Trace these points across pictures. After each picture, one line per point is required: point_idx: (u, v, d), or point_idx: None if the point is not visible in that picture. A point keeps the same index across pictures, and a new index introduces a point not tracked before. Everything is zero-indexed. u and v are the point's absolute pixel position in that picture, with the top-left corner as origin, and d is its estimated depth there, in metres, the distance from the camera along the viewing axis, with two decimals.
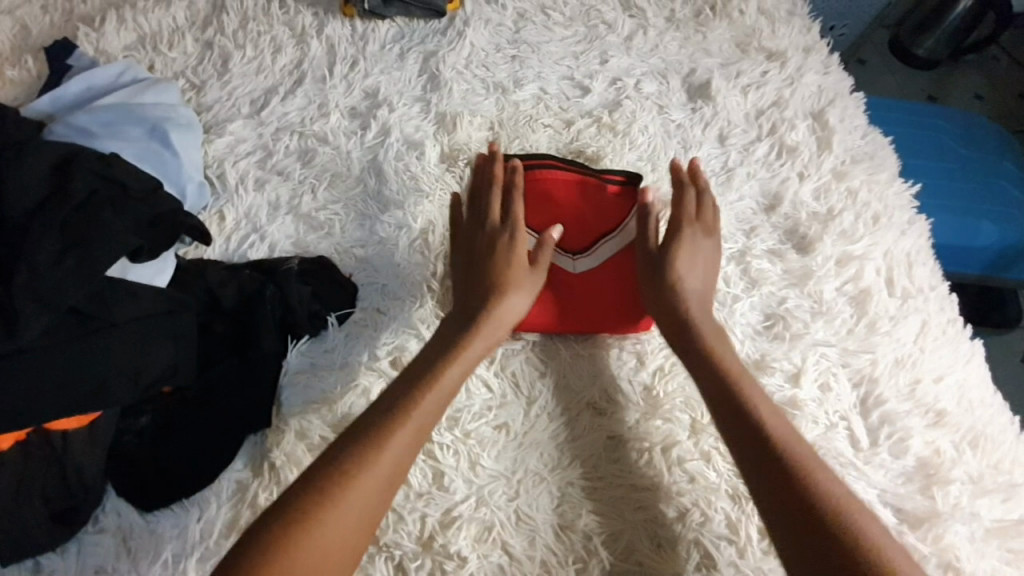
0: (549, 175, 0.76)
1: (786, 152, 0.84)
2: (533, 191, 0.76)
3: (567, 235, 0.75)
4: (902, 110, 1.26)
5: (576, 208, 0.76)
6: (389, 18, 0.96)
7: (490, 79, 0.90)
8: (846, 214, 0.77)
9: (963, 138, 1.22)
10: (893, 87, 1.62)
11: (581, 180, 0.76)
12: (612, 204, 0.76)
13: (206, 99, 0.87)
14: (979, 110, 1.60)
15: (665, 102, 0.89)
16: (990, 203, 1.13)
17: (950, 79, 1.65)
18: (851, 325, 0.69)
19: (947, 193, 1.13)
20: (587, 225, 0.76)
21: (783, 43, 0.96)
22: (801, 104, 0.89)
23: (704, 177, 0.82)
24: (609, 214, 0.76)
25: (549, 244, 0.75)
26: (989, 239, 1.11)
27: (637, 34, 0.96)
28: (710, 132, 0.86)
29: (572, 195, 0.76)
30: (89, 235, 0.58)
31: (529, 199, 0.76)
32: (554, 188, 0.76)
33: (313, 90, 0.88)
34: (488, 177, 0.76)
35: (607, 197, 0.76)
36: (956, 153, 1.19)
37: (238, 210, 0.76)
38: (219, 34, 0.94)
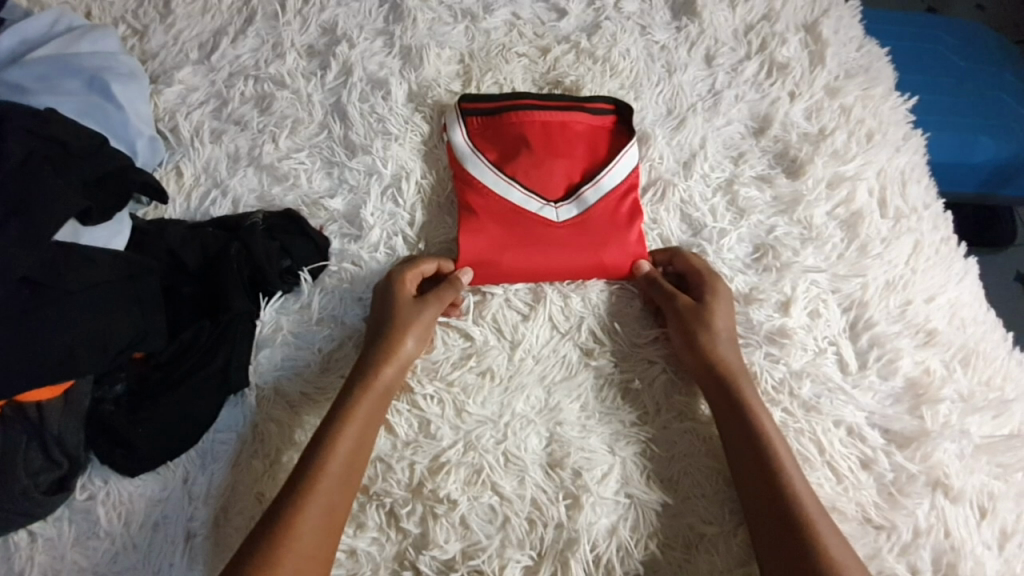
0: (525, 116, 0.72)
1: (777, 70, 0.79)
2: (509, 135, 0.72)
3: (547, 180, 0.70)
4: (904, 20, 1.18)
5: (555, 150, 0.71)
6: None
7: (457, 5, 0.83)
8: (839, 133, 0.74)
9: (963, 49, 1.16)
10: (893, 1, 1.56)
11: (559, 120, 0.72)
12: (594, 146, 0.72)
13: (151, 45, 0.80)
14: (982, 20, 1.56)
15: (647, 22, 0.83)
16: (989, 116, 1.08)
17: None
18: (842, 249, 0.67)
19: (943, 109, 1.08)
20: (570, 167, 0.71)
21: None
22: (793, 17, 0.82)
23: (690, 103, 0.77)
24: (590, 155, 0.72)
25: (529, 192, 0.69)
26: (987, 155, 1.07)
27: None
28: (695, 53, 0.81)
29: (550, 136, 0.72)
30: (32, 200, 0.54)
31: (506, 142, 0.71)
32: (531, 129, 0.72)
33: (265, 29, 0.81)
34: (462, 123, 0.72)
35: (584, 140, 0.72)
36: (955, 66, 1.13)
37: (196, 165, 0.72)
38: None
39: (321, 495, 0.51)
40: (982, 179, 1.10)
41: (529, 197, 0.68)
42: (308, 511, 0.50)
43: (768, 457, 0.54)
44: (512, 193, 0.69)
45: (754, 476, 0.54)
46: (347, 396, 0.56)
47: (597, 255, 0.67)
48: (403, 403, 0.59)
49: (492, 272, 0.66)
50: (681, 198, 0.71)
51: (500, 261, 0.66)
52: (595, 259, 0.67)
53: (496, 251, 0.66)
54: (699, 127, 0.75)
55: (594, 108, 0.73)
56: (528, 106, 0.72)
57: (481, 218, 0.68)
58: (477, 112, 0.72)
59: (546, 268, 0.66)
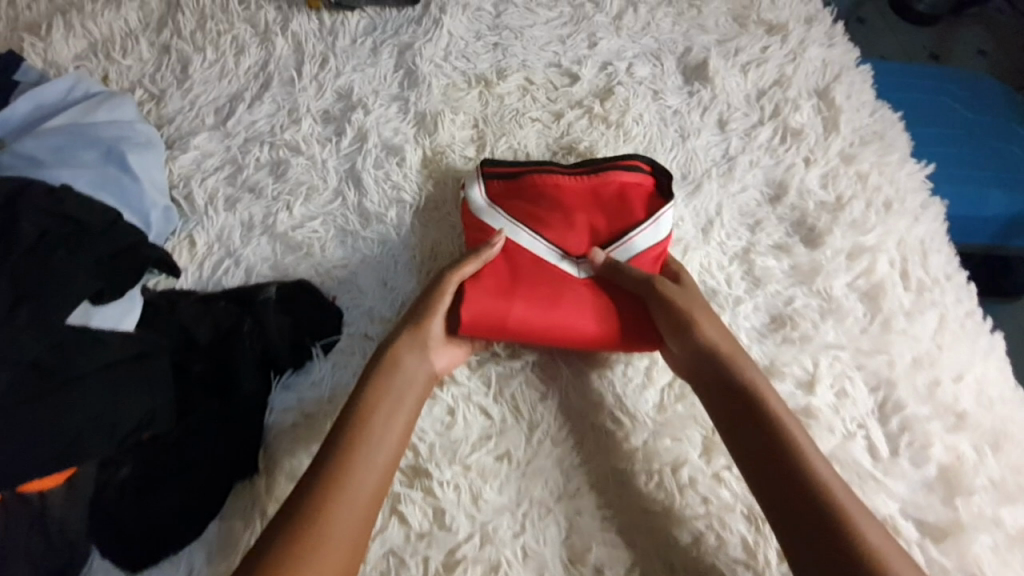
0: (551, 180, 0.71)
1: (791, 136, 0.79)
2: (532, 197, 0.71)
3: (568, 241, 0.70)
4: (912, 74, 1.20)
5: (580, 212, 0.70)
6: (358, 7, 0.88)
7: (471, 71, 0.84)
8: (856, 202, 0.73)
9: (970, 100, 1.16)
10: (895, 48, 1.62)
11: (582, 183, 0.71)
12: (623, 206, 0.71)
13: (167, 110, 0.81)
14: (983, 68, 1.60)
15: (660, 87, 0.84)
16: (1000, 169, 1.08)
17: (952, 34, 1.65)
18: (865, 323, 0.66)
19: (953, 162, 1.08)
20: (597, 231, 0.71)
21: (784, 15, 0.89)
22: (804, 82, 0.83)
23: (704, 169, 0.77)
24: (619, 214, 0.70)
25: (552, 247, 0.69)
26: (999, 208, 1.06)
27: (628, 12, 0.90)
28: (709, 118, 0.81)
29: (577, 197, 0.71)
30: (45, 287, 0.54)
31: (528, 199, 0.71)
32: (556, 192, 0.71)
33: (281, 94, 0.82)
34: (481, 181, 0.71)
35: (617, 200, 0.70)
36: (962, 118, 1.14)
37: (209, 234, 0.71)
38: (176, 35, 0.87)
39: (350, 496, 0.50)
40: (995, 232, 1.09)
41: (550, 250, 0.68)
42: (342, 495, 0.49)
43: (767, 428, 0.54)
44: (520, 236, 0.69)
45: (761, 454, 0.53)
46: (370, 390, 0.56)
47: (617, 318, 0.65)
48: (416, 490, 0.56)
49: (500, 325, 0.62)
50: (698, 265, 0.70)
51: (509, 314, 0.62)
52: (605, 320, 0.64)
53: (504, 301, 0.63)
54: (715, 194, 0.75)
55: (628, 168, 0.71)
56: (555, 165, 0.72)
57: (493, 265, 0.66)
58: (500, 173, 0.71)
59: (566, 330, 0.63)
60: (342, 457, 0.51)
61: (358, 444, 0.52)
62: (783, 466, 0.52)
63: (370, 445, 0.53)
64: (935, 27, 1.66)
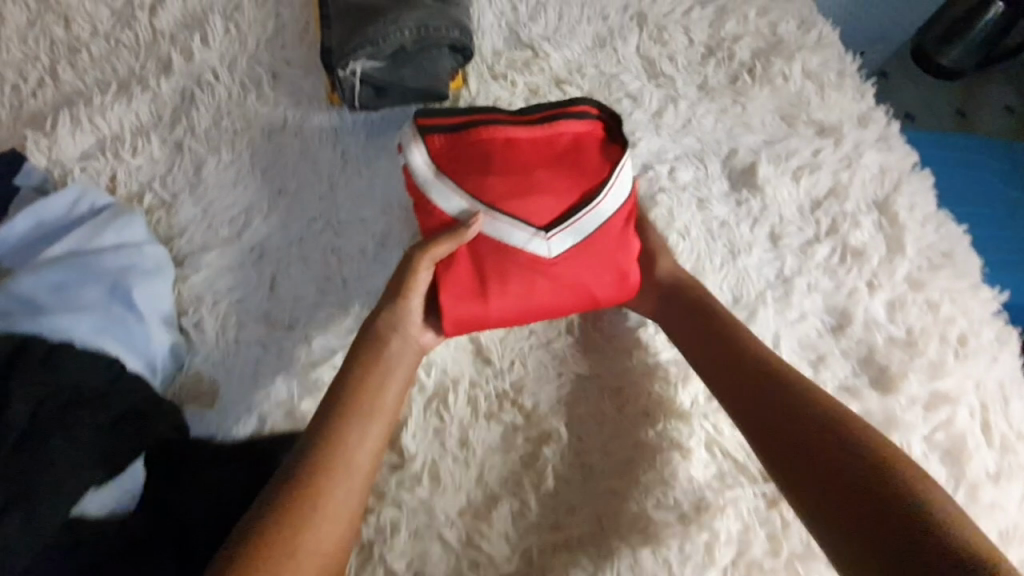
0: (496, 133, 0.69)
1: (851, 256, 0.73)
2: (475, 155, 0.69)
3: (534, 211, 0.67)
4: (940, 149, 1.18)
5: (537, 167, 0.69)
6: (384, 98, 0.80)
7: None
8: (929, 339, 0.67)
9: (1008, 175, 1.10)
10: None
11: (524, 138, 0.70)
12: (577, 165, 0.70)
13: (178, 218, 0.75)
14: None
15: (705, 193, 0.79)
16: None
17: None
18: (951, 490, 0.60)
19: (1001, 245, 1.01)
20: (559, 206, 0.68)
21: (835, 115, 0.83)
22: (862, 192, 0.77)
23: (758, 290, 0.72)
24: (580, 175, 0.70)
25: (517, 223, 0.66)
26: None
27: (668, 108, 0.84)
28: (760, 230, 0.77)
29: (529, 155, 0.70)
30: (32, 478, 0.48)
31: (478, 151, 0.69)
32: (498, 139, 0.69)
33: (302, 203, 0.76)
34: (422, 142, 0.68)
35: (572, 151, 0.71)
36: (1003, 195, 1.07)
37: (220, 370, 0.65)
38: (190, 133, 0.82)
39: (332, 506, 0.51)
40: None
41: (517, 227, 0.66)
42: (320, 508, 0.51)
43: (803, 433, 0.55)
44: (486, 226, 0.66)
45: (798, 466, 0.54)
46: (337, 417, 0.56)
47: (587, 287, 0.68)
48: None
49: (479, 322, 0.65)
50: None
51: (488, 314, 0.65)
52: (579, 278, 0.67)
53: (481, 302, 0.64)
54: (770, 323, 0.69)
55: (575, 116, 0.72)
56: (498, 120, 0.70)
57: (458, 261, 0.65)
58: (448, 129, 0.69)
59: (546, 308, 0.67)
60: (321, 469, 0.53)
61: (334, 467, 0.53)
62: (820, 470, 0.52)
63: (351, 460, 0.54)
64: None
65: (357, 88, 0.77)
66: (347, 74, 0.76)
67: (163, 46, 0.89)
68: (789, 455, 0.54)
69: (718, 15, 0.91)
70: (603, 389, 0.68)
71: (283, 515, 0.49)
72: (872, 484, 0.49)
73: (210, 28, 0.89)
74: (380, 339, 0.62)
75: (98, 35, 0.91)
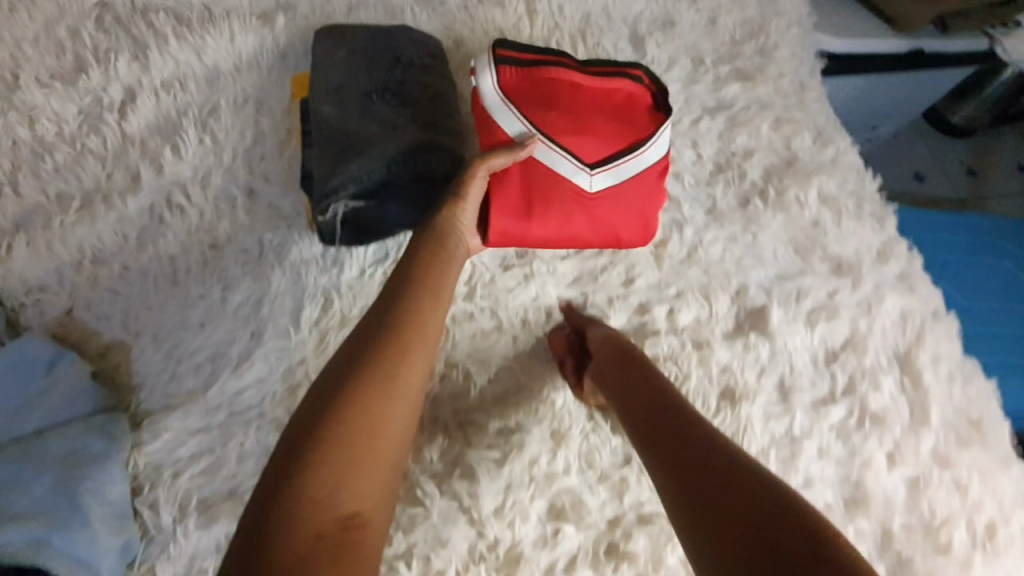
0: (560, 76, 0.74)
1: (870, 421, 0.69)
2: (538, 92, 0.73)
3: (581, 148, 0.72)
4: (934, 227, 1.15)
5: (588, 117, 0.74)
6: (366, 235, 0.73)
7: (502, 312, 0.75)
8: (953, 527, 0.66)
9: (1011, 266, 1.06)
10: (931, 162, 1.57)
11: (582, 86, 0.74)
12: (619, 121, 0.74)
13: (139, 369, 0.68)
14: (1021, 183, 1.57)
15: (705, 336, 0.74)
16: None
17: (988, 149, 1.61)
18: None
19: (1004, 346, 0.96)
20: (605, 138, 0.73)
21: (853, 248, 0.77)
22: (882, 344, 0.72)
23: (760, 447, 0.69)
24: (632, 129, 0.74)
25: (567, 154, 0.71)
26: None
27: (673, 236, 0.78)
28: (768, 380, 0.72)
29: (578, 100, 0.74)
30: None
31: (535, 92, 0.73)
32: (559, 89, 0.74)
33: (275, 351, 0.69)
34: (493, 68, 0.72)
35: (625, 107, 0.75)
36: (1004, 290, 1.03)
37: (178, 564, 0.60)
38: (155, 259, 0.74)
39: (353, 485, 0.49)
40: None
41: (567, 162, 0.71)
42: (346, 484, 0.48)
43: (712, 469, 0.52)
44: (544, 153, 0.70)
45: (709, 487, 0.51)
46: (377, 355, 0.55)
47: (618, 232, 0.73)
48: None
49: (516, 241, 0.70)
50: None
51: (527, 234, 0.70)
52: (606, 220, 0.72)
53: (524, 222, 0.69)
54: None
55: (620, 77, 0.75)
56: (566, 65, 0.74)
57: (510, 176, 0.69)
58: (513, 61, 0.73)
59: (579, 240, 0.72)
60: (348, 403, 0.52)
61: (355, 394, 0.53)
62: (729, 507, 0.48)
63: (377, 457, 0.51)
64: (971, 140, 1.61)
65: (338, 228, 0.71)
66: (328, 216, 0.70)
67: (132, 154, 0.80)
68: (694, 501, 0.51)
69: (728, 127, 0.85)
70: (597, 545, 0.69)
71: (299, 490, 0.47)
72: (781, 522, 0.45)
73: (181, 134, 0.81)
74: (448, 263, 0.66)
75: (63, 139, 0.81)
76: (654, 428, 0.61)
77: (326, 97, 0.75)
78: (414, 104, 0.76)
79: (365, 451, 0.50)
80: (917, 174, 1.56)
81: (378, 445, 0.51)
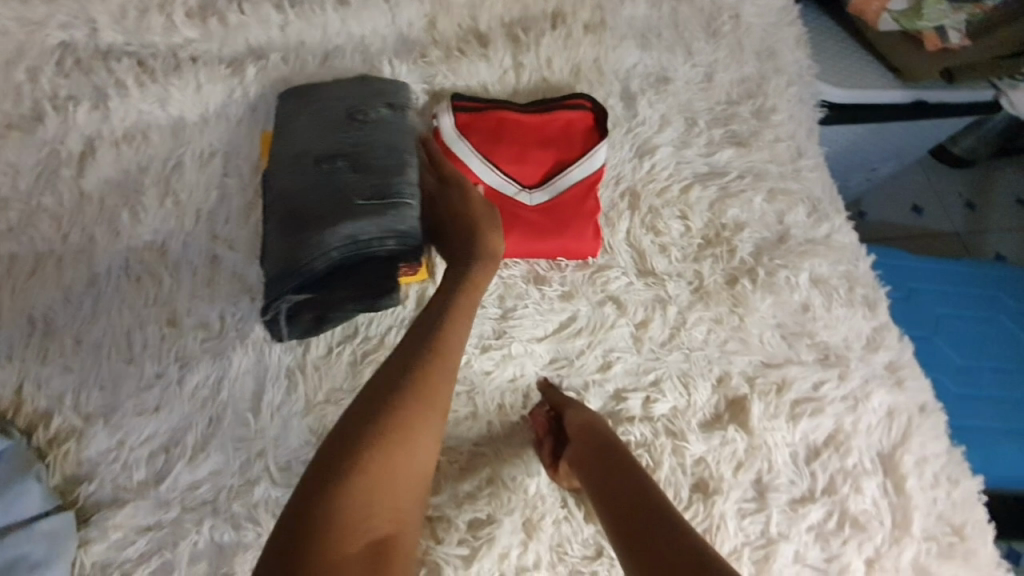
0: (501, 115, 0.79)
1: (851, 526, 0.68)
2: (486, 131, 0.78)
3: (524, 173, 0.79)
4: (923, 275, 1.12)
5: (529, 148, 0.79)
6: (322, 323, 0.69)
7: (476, 395, 0.71)
8: None
9: (978, 332, 1.07)
10: (932, 194, 1.54)
11: (521, 121, 0.79)
12: (558, 148, 0.79)
13: (87, 457, 0.65)
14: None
15: (680, 428, 0.70)
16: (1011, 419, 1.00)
17: (993, 180, 1.57)
18: None
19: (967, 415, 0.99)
20: (546, 162, 0.79)
21: (838, 337, 0.76)
22: (866, 444, 0.71)
23: (733, 546, 0.66)
24: (565, 152, 0.79)
25: (507, 179, 0.78)
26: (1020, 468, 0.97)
27: (655, 317, 0.75)
28: (745, 476, 0.69)
29: (518, 135, 0.79)
30: None
31: (482, 131, 0.78)
32: (502, 124, 0.79)
33: (233, 442, 0.68)
34: (449, 113, 0.78)
35: (562, 137, 0.80)
36: (972, 356, 1.05)
37: None
38: (109, 332, 0.70)
39: (365, 529, 0.48)
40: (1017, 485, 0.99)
41: (507, 183, 0.78)
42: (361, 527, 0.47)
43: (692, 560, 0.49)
44: (489, 177, 0.77)
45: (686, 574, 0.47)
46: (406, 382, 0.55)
47: (564, 236, 0.75)
48: None
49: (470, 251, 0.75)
50: None
51: None
52: (546, 233, 0.75)
53: None
54: None
55: (559, 109, 0.80)
56: (506, 106, 0.79)
57: None
58: (461, 108, 0.79)
59: (526, 252, 0.75)
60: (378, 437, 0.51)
61: (389, 423, 0.52)
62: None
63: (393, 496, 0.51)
64: (974, 171, 1.57)
65: (285, 321, 0.68)
66: (277, 313, 0.67)
67: (88, 214, 0.74)
68: None
69: (720, 197, 0.81)
70: None
71: (320, 527, 0.45)
72: None
73: (140, 194, 0.76)
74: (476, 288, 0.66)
75: (18, 194, 0.74)
76: (624, 517, 0.57)
77: (283, 168, 0.72)
78: (365, 169, 0.71)
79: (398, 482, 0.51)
80: (916, 206, 1.52)
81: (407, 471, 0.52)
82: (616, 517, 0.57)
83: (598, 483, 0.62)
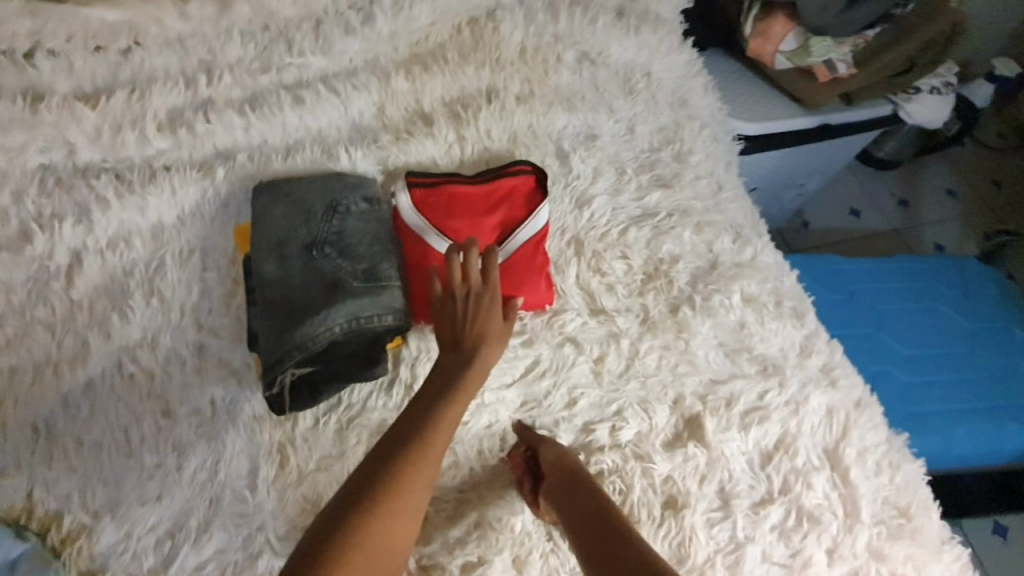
0: (452, 189, 0.88)
1: (807, 520, 0.74)
2: (440, 205, 0.87)
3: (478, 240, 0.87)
4: (857, 278, 1.21)
5: (480, 217, 0.88)
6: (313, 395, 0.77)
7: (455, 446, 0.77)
8: None
9: (913, 321, 1.17)
10: (865, 195, 1.67)
11: (471, 192, 0.88)
12: (506, 213, 0.88)
13: (98, 552, 0.69)
14: (951, 208, 1.67)
15: (645, 450, 0.77)
16: (954, 400, 1.09)
17: (919, 177, 1.71)
18: None
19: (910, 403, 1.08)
20: (496, 227, 0.88)
21: (774, 348, 0.84)
22: (811, 442, 0.79)
23: (706, 553, 0.72)
24: (513, 216, 0.88)
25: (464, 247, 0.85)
26: (965, 445, 1.06)
27: (610, 352, 0.82)
28: (709, 487, 0.75)
29: (469, 206, 0.88)
30: None
31: (437, 205, 0.87)
32: (455, 197, 0.88)
33: (235, 519, 0.73)
34: (406, 192, 0.87)
35: (509, 201, 0.89)
36: (910, 344, 1.14)
37: None
38: (107, 431, 0.75)
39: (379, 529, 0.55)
40: (967, 460, 1.08)
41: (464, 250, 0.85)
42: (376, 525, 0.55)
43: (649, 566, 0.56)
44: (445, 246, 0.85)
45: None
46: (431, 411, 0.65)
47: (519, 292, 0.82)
48: None
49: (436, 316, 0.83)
50: None
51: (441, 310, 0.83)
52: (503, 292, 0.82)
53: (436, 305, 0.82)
54: None
55: (503, 177, 0.89)
56: (457, 180, 0.88)
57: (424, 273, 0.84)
58: (417, 185, 0.87)
59: None
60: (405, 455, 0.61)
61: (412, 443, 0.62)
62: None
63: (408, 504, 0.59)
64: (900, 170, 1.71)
65: (287, 396, 0.76)
66: (276, 389, 0.76)
67: (78, 323, 0.80)
68: None
69: (655, 235, 0.91)
70: None
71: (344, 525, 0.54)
72: None
73: (127, 298, 0.82)
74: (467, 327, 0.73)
75: (11, 309, 0.78)
76: (590, 533, 0.65)
77: (264, 257, 0.80)
78: (351, 255, 0.82)
79: (382, 550, 0.55)
80: (852, 210, 1.65)
81: (399, 541, 0.56)
82: (584, 534, 0.65)
83: (567, 506, 0.69)
